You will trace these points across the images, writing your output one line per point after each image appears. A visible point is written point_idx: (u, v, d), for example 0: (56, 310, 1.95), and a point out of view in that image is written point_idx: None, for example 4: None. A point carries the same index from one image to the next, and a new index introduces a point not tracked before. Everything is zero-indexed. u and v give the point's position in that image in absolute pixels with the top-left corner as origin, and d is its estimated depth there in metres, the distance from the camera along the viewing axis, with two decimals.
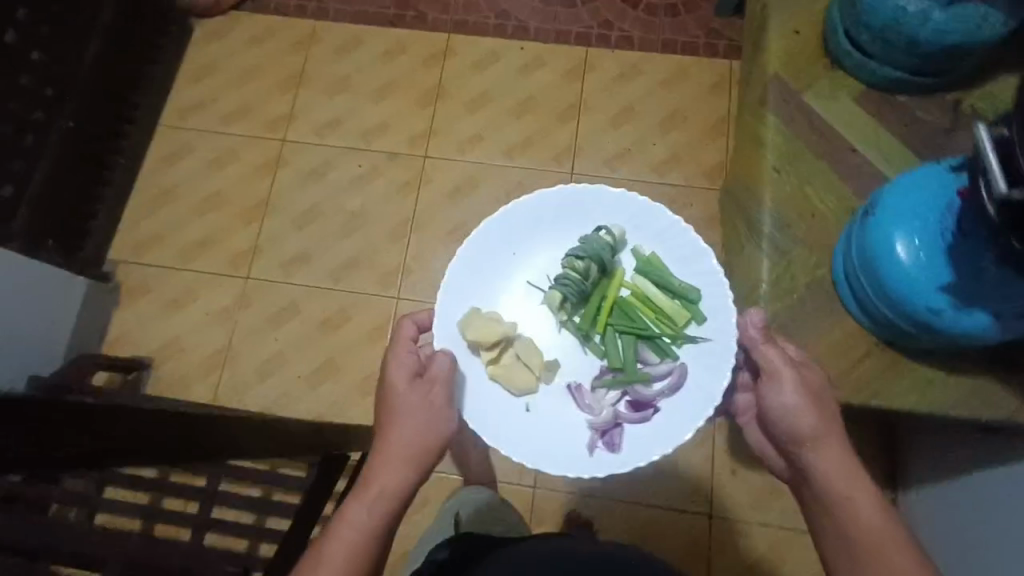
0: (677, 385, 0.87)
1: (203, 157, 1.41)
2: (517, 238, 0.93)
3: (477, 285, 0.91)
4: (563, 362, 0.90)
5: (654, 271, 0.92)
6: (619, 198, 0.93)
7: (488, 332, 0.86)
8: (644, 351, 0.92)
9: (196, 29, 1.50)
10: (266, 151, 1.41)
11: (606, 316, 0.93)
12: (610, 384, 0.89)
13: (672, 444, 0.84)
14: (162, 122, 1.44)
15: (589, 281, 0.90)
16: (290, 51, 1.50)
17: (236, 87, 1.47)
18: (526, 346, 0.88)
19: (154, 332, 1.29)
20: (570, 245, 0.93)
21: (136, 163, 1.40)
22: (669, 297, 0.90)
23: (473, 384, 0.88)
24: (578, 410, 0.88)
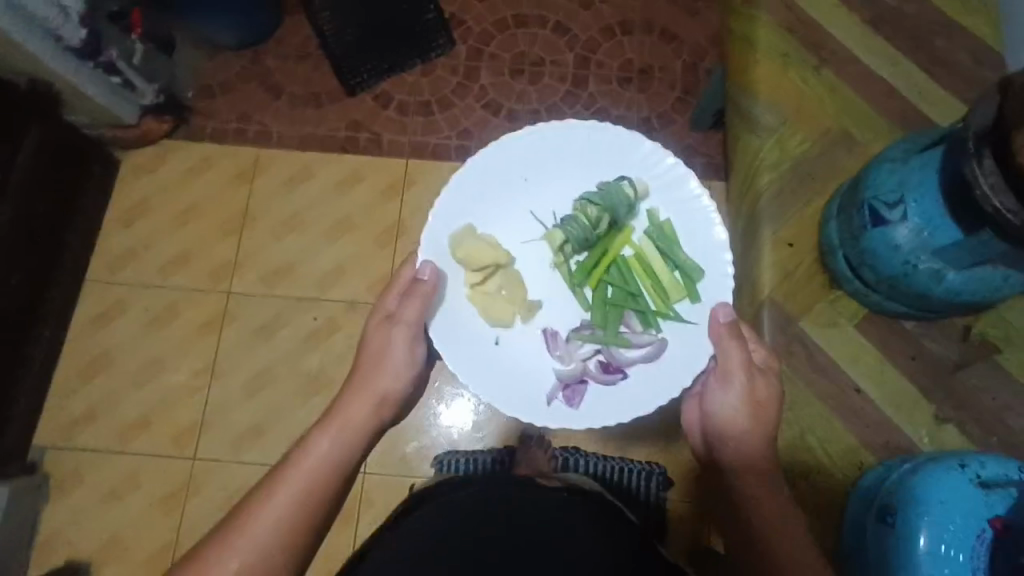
0: (653, 356, 0.83)
1: (139, 316, 1.29)
2: (528, 163, 0.88)
3: (477, 203, 0.87)
4: (545, 310, 0.86)
5: (663, 238, 0.85)
6: (653, 159, 0.87)
7: (479, 254, 0.83)
8: (631, 316, 0.86)
9: (123, 164, 1.37)
10: (210, 305, 1.29)
11: (602, 270, 0.86)
12: (584, 338, 0.85)
13: (633, 412, 0.82)
14: (90, 277, 1.31)
15: (591, 225, 0.85)
16: (232, 185, 1.37)
17: (174, 229, 1.33)
18: (511, 277, 0.85)
19: (92, 531, 1.18)
20: (581, 188, 0.88)
21: (62, 330, 1.26)
22: (670, 268, 0.85)
23: (448, 299, 0.84)
24: (547, 357, 0.85)
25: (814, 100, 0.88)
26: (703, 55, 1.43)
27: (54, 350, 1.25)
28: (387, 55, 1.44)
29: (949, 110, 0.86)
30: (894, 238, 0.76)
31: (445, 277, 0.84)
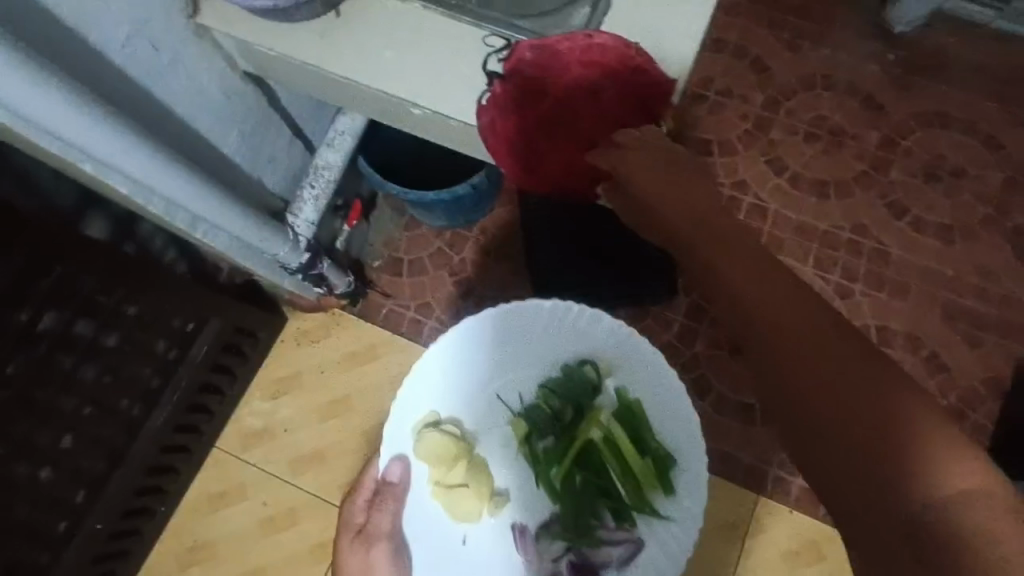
0: (632, 555, 0.85)
1: (256, 512, 1.17)
2: (492, 355, 0.88)
3: (442, 395, 0.88)
4: (513, 498, 0.88)
5: (633, 422, 0.87)
6: (611, 339, 0.88)
7: (440, 451, 0.84)
8: (603, 513, 0.89)
9: (289, 324, 1.24)
10: (331, 528, 1.15)
11: (571, 462, 0.90)
12: (553, 536, 0.87)
13: None
14: (219, 446, 1.19)
15: (559, 421, 0.89)
16: (391, 390, 1.22)
17: (320, 420, 1.21)
18: (477, 468, 0.86)
19: None
20: (544, 371, 0.89)
21: (176, 503, 1.16)
22: (643, 459, 0.86)
23: (414, 497, 0.87)
24: (518, 553, 0.86)
25: None
26: (976, 403, 1.19)
27: (161, 524, 1.15)
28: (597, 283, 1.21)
29: None
30: None
31: (413, 472, 0.87)
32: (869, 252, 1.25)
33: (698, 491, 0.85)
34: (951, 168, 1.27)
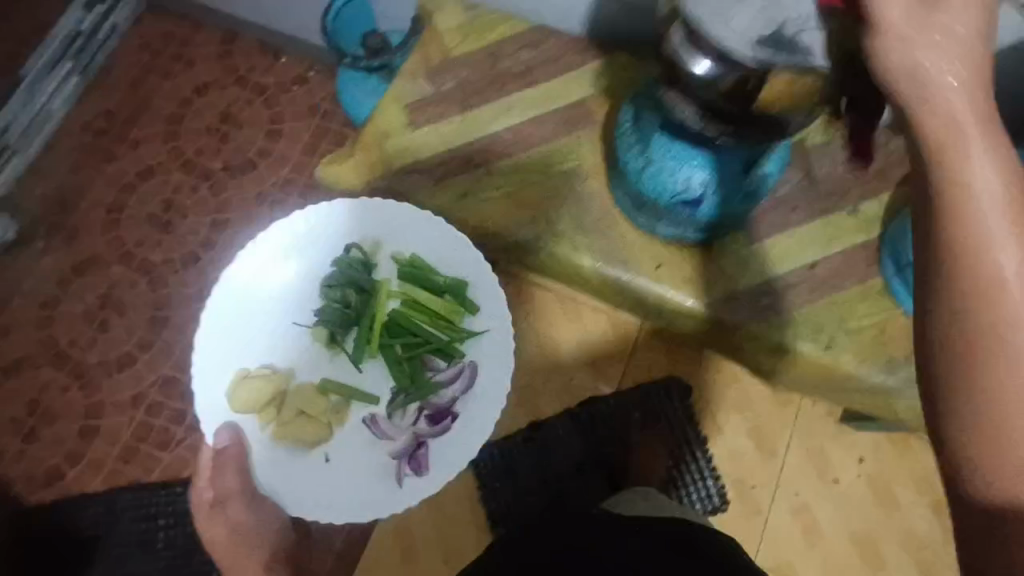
0: (471, 381, 1.03)
1: None
2: (283, 283, 1.05)
3: (237, 355, 1.02)
4: (355, 398, 1.03)
5: (410, 271, 1.05)
6: (359, 218, 1.06)
7: (256, 394, 0.99)
8: (434, 360, 1.05)
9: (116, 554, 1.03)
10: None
11: (377, 335, 1.05)
12: (403, 405, 1.03)
13: (472, 447, 1.00)
14: None
15: (350, 308, 1.04)
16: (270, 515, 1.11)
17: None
18: (307, 393, 1.02)
19: None
20: (325, 272, 1.06)
21: None
22: (440, 298, 1.04)
23: (257, 449, 1.00)
24: (380, 441, 1.02)
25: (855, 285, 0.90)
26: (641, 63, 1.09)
27: None
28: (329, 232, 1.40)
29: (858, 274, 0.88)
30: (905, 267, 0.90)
31: (243, 433, 0.99)
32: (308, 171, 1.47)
33: (496, 294, 1.04)
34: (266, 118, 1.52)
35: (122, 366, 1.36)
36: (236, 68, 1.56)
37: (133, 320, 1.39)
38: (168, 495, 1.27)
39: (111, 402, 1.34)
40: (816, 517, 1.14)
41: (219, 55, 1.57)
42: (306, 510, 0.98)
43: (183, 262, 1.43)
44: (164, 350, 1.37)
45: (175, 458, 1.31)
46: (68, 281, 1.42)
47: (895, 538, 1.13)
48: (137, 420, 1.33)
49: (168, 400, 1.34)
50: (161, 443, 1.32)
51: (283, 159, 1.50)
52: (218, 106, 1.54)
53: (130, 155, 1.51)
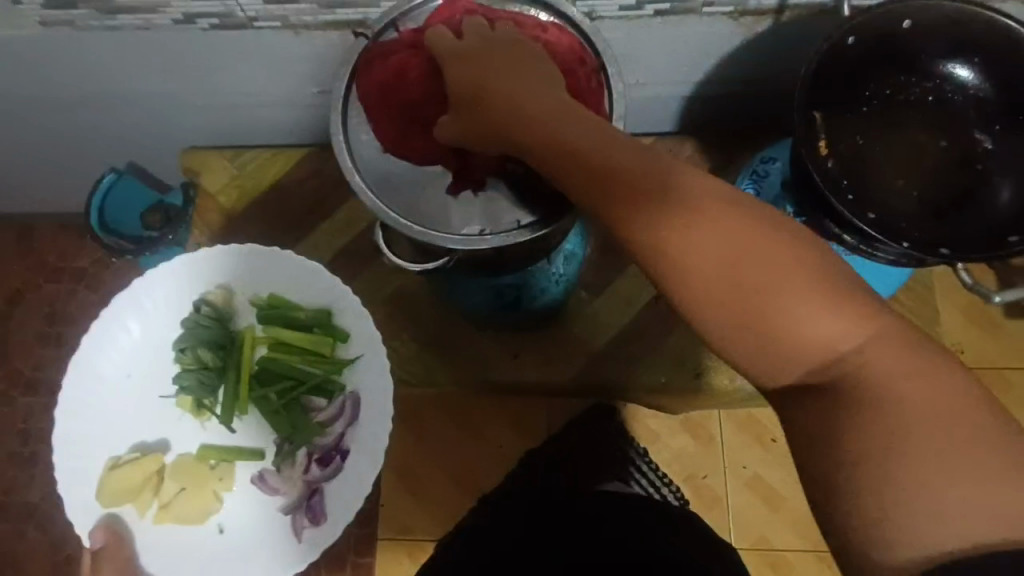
0: (353, 417, 0.81)
1: None
2: (127, 361, 0.83)
3: (105, 431, 0.81)
4: (236, 458, 0.83)
5: (269, 313, 0.84)
6: (202, 263, 0.84)
7: (129, 482, 0.79)
8: (312, 399, 0.84)
9: None
10: None
11: (249, 389, 0.85)
12: (290, 453, 0.82)
13: (365, 488, 0.78)
14: None
15: (210, 369, 0.84)
16: None
17: None
18: (182, 468, 0.81)
19: None
20: (174, 338, 0.84)
21: None
22: (307, 333, 0.83)
23: (146, 539, 0.80)
24: (270, 498, 0.82)
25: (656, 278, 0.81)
26: None
27: None
28: None
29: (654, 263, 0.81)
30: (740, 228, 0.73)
31: (121, 524, 0.79)
32: None
33: (361, 311, 0.81)
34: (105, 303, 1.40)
35: None
36: (44, 262, 1.42)
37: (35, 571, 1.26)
38: None
39: None
40: (768, 481, 1.15)
41: (20, 254, 1.42)
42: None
43: None
44: None
45: None
46: None
47: None
48: None
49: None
50: None
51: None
52: (40, 309, 1.40)
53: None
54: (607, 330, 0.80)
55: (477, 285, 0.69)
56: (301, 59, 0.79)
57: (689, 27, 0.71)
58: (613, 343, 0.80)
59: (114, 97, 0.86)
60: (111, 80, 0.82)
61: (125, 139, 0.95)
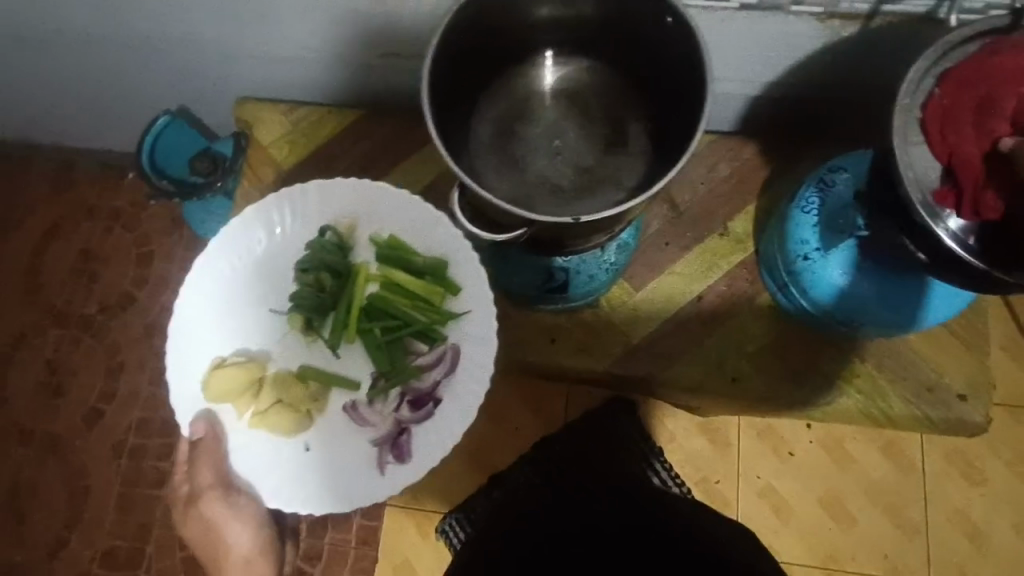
0: (453, 367, 0.77)
1: None
2: (249, 270, 0.80)
3: (215, 329, 0.78)
4: (333, 385, 0.78)
5: (390, 252, 0.79)
6: (337, 192, 0.81)
7: (232, 384, 0.76)
8: (414, 343, 0.79)
9: None
10: None
11: (356, 320, 0.80)
12: (383, 391, 0.78)
13: (456, 437, 0.75)
14: None
15: (324, 294, 0.80)
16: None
17: None
18: (280, 381, 0.77)
19: None
20: (297, 256, 0.81)
21: None
22: (421, 279, 0.78)
23: (236, 443, 0.76)
24: (358, 429, 0.77)
25: (704, 281, 0.80)
26: None
27: None
28: None
29: (697, 265, 0.80)
30: (801, 230, 0.71)
31: (220, 419, 0.76)
32: None
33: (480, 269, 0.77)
34: (139, 240, 1.41)
35: (55, 552, 1.26)
36: (82, 199, 1.43)
37: (53, 499, 1.29)
38: None
39: None
40: (780, 491, 1.15)
41: (59, 189, 1.44)
42: (285, 503, 0.75)
43: (88, 422, 1.32)
44: (94, 521, 1.27)
45: None
46: None
47: (856, 492, 1.14)
48: None
49: (114, 572, 1.24)
50: None
51: (162, 284, 1.38)
52: (76, 245, 1.42)
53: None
54: (647, 325, 0.80)
55: (531, 265, 0.70)
56: (368, 16, 0.78)
57: (773, 24, 0.69)
58: (654, 339, 0.79)
59: (176, 37, 0.85)
60: (176, 21, 0.82)
61: (180, 82, 0.95)
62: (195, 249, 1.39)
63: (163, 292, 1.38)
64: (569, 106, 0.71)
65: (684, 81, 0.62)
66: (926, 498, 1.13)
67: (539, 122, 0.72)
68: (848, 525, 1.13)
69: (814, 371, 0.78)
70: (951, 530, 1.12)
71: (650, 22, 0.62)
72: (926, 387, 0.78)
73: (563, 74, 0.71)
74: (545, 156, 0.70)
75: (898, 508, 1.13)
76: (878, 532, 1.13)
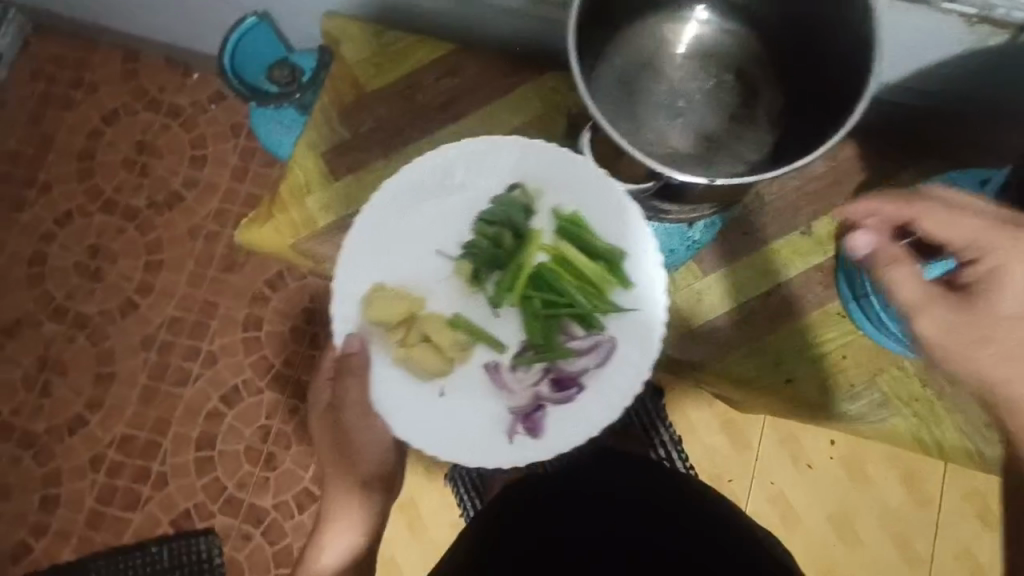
0: (605, 361, 0.75)
1: None
2: (428, 204, 0.78)
3: (382, 254, 0.77)
4: (479, 343, 0.77)
5: (574, 229, 0.76)
6: (536, 151, 0.76)
7: (388, 312, 0.75)
8: (570, 323, 0.77)
9: None
10: None
11: (523, 285, 0.77)
12: (529, 361, 0.76)
13: (595, 429, 0.74)
14: None
15: (498, 248, 0.77)
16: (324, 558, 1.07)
17: None
18: (434, 324, 0.76)
19: None
20: (478, 205, 0.78)
21: None
22: (597, 262, 0.76)
23: (377, 371, 0.75)
24: (494, 392, 0.76)
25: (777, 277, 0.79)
26: None
27: None
28: (279, 263, 1.31)
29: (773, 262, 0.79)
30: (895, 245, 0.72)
31: (367, 341, 0.75)
32: (245, 196, 1.37)
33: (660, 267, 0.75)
34: (194, 142, 1.40)
35: (75, 429, 1.29)
36: (144, 91, 1.42)
37: (78, 379, 1.31)
38: (144, 556, 1.23)
39: (70, 465, 1.27)
40: (792, 499, 1.15)
41: (124, 76, 1.43)
42: (410, 440, 0.74)
43: (121, 312, 1.34)
44: (116, 407, 1.29)
45: (145, 517, 1.25)
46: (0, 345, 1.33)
47: (868, 514, 1.14)
48: (99, 484, 1.27)
49: (129, 458, 1.27)
50: (127, 503, 1.25)
51: (212, 188, 1.38)
52: (132, 136, 1.41)
53: (43, 201, 1.39)
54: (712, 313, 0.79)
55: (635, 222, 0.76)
56: None
57: (914, 17, 0.72)
58: (714, 326, 0.78)
59: None
60: None
61: None
62: (249, 160, 1.38)
63: (212, 197, 1.37)
64: (700, 66, 0.77)
65: (832, 73, 0.69)
66: (936, 532, 1.13)
67: (667, 81, 0.77)
68: (854, 544, 1.13)
69: (871, 385, 0.77)
70: (957, 568, 1.12)
71: (810, 18, 0.69)
72: (980, 422, 0.77)
73: (697, 35, 0.77)
74: (669, 111, 0.75)
75: (907, 537, 1.13)
76: (881, 556, 1.13)
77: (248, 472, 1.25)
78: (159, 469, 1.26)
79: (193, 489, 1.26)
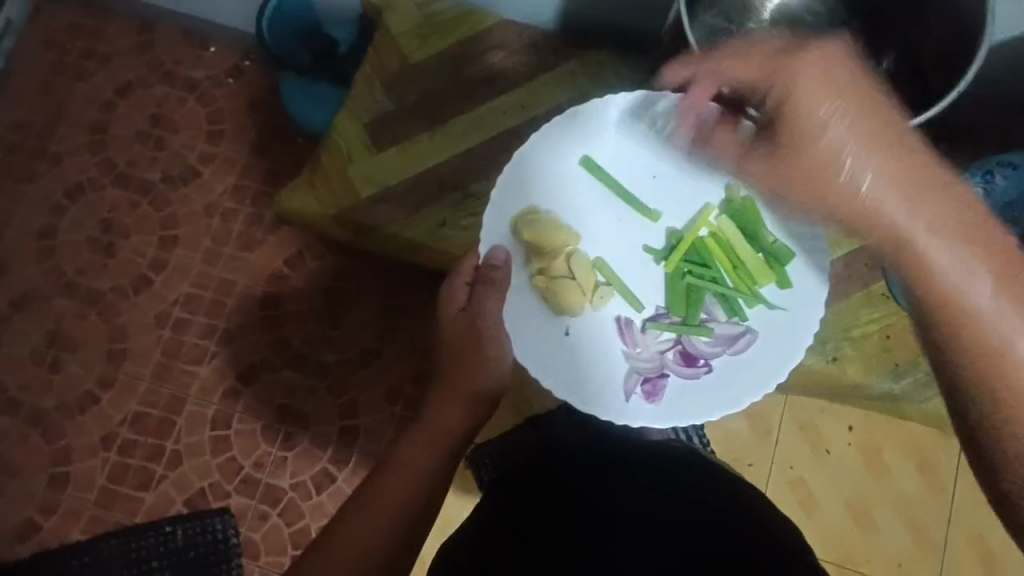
0: (740, 351, 0.77)
1: None
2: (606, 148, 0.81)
3: (552, 183, 0.80)
4: (621, 294, 0.79)
5: (741, 215, 0.80)
6: None
7: (548, 238, 0.78)
8: (709, 300, 0.80)
9: None
10: None
11: (679, 254, 0.80)
12: (664, 328, 0.78)
13: (720, 411, 0.76)
14: None
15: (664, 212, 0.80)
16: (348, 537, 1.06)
17: None
18: (583, 268, 0.78)
19: None
20: (652, 166, 0.81)
21: None
22: (753, 253, 0.79)
23: (512, 284, 0.77)
24: (624, 344, 0.78)
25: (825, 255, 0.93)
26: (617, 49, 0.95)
27: None
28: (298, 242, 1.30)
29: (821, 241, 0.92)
30: None
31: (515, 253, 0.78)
32: (263, 172, 1.35)
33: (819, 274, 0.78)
34: (210, 118, 1.38)
35: (85, 407, 1.26)
36: (159, 64, 1.40)
37: (89, 355, 1.28)
38: (157, 536, 1.20)
39: (80, 443, 1.25)
40: (810, 487, 1.16)
41: (139, 48, 1.40)
42: (528, 360, 0.76)
43: (134, 287, 1.31)
44: (128, 384, 1.27)
45: (159, 496, 1.23)
46: (8, 319, 1.29)
47: (885, 501, 1.16)
48: (110, 462, 1.24)
49: (142, 436, 1.25)
50: (140, 483, 1.23)
51: (229, 164, 1.35)
52: (146, 108, 1.38)
53: (53, 173, 1.35)
54: None
55: None
56: None
57: None
58: None
59: None
60: None
61: None
62: (267, 135, 1.36)
63: (227, 173, 1.35)
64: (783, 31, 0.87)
65: None
66: (950, 521, 1.14)
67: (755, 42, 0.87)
68: (870, 531, 1.15)
69: None
70: (969, 557, 1.14)
71: None
72: None
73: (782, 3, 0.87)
74: None
75: (921, 526, 1.15)
76: (895, 544, 1.15)
77: (266, 451, 1.24)
78: (172, 449, 1.24)
79: (208, 468, 1.24)
